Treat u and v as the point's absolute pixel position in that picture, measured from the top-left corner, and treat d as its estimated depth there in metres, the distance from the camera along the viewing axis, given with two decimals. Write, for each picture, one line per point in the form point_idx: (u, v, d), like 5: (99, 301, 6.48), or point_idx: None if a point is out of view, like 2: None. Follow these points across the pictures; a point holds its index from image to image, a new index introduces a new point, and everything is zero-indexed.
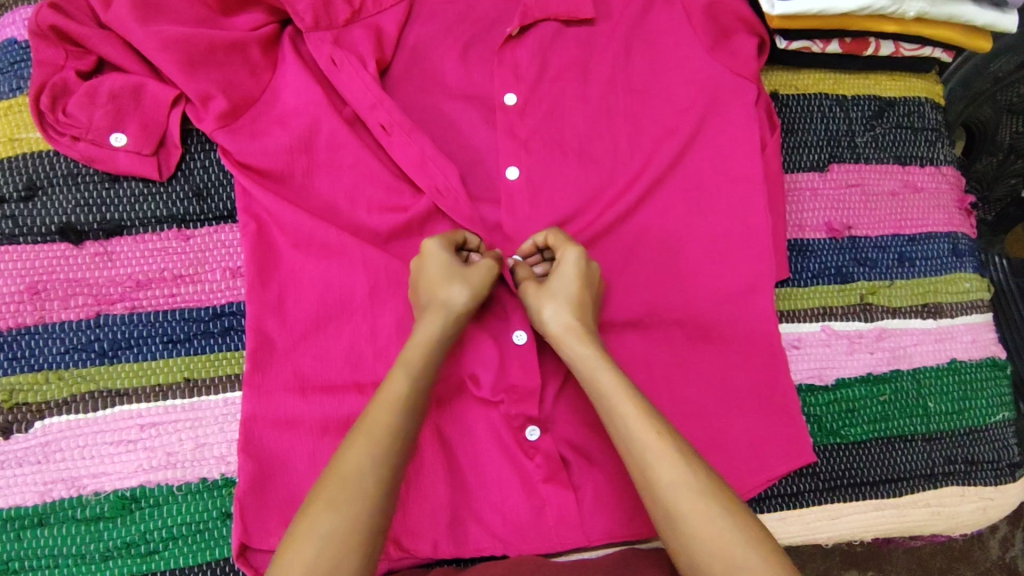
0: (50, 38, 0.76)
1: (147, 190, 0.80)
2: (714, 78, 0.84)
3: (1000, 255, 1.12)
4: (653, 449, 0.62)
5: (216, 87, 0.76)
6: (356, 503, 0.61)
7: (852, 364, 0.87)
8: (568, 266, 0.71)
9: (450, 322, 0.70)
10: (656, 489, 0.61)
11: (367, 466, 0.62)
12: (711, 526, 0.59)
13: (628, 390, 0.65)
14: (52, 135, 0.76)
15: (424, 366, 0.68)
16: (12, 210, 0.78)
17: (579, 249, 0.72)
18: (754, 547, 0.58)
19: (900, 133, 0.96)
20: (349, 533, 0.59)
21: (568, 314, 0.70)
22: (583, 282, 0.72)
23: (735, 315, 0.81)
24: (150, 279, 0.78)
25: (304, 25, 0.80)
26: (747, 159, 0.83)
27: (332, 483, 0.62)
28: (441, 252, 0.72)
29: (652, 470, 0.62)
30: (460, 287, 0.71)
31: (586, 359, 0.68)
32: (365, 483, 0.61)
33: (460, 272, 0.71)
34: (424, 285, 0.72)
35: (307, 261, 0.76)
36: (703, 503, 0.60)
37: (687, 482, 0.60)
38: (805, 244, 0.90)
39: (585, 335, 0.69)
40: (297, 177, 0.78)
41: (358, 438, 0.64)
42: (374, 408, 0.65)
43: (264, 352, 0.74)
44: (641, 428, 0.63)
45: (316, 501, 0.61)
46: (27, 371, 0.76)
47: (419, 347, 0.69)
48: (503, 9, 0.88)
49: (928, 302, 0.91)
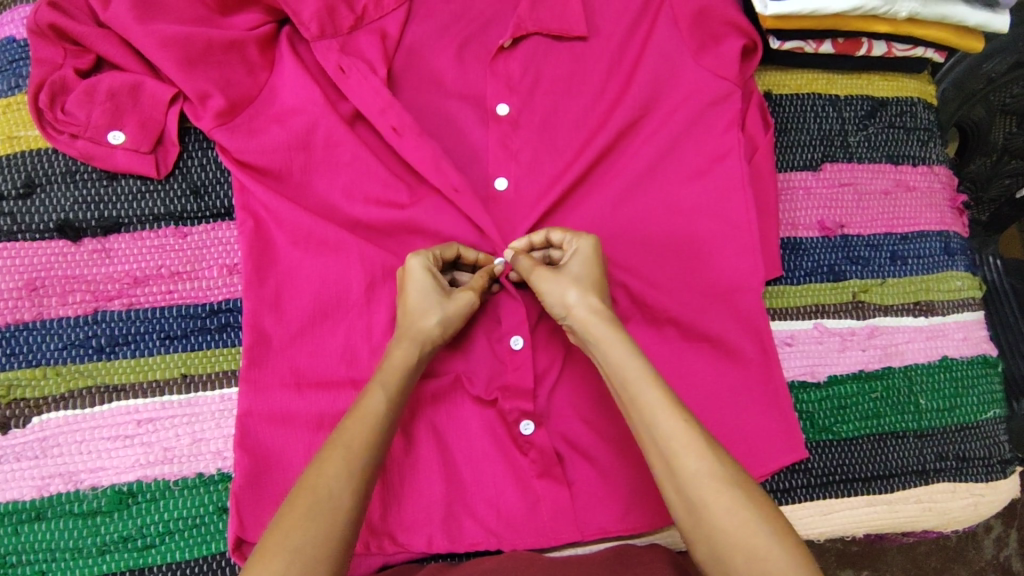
0: (49, 37, 0.77)
1: (145, 188, 0.80)
2: (703, 82, 0.86)
3: (994, 256, 1.15)
4: (679, 438, 0.62)
5: (214, 86, 0.77)
6: (332, 519, 0.59)
7: (844, 361, 0.88)
8: (586, 254, 0.74)
9: (426, 350, 0.70)
10: (680, 479, 0.61)
11: (342, 476, 0.61)
12: (733, 516, 0.59)
13: (651, 376, 0.65)
14: (51, 133, 0.76)
15: (403, 387, 0.68)
16: (10, 207, 0.78)
17: (592, 237, 0.75)
18: (775, 536, 0.58)
19: (893, 133, 0.97)
20: (322, 547, 0.57)
21: (592, 300, 0.70)
22: (598, 273, 0.73)
23: (727, 314, 0.82)
24: (148, 275, 0.78)
25: (309, 33, 0.81)
26: (736, 159, 0.84)
27: (306, 497, 0.59)
28: (423, 274, 0.72)
29: (678, 459, 0.62)
30: (436, 317, 0.71)
31: (611, 345, 0.67)
32: (341, 495, 0.60)
33: (439, 301, 0.71)
34: (403, 309, 0.72)
35: (304, 258, 0.77)
36: (726, 492, 0.60)
37: (708, 469, 0.61)
38: (798, 242, 0.91)
39: (608, 320, 0.69)
40: (294, 175, 0.79)
41: (335, 451, 0.62)
42: (351, 420, 0.64)
43: (261, 348, 0.75)
44: (668, 418, 0.63)
45: (290, 514, 0.59)
46: (25, 367, 0.76)
47: (394, 371, 0.68)
48: (499, 9, 0.89)
49: (919, 300, 0.92)
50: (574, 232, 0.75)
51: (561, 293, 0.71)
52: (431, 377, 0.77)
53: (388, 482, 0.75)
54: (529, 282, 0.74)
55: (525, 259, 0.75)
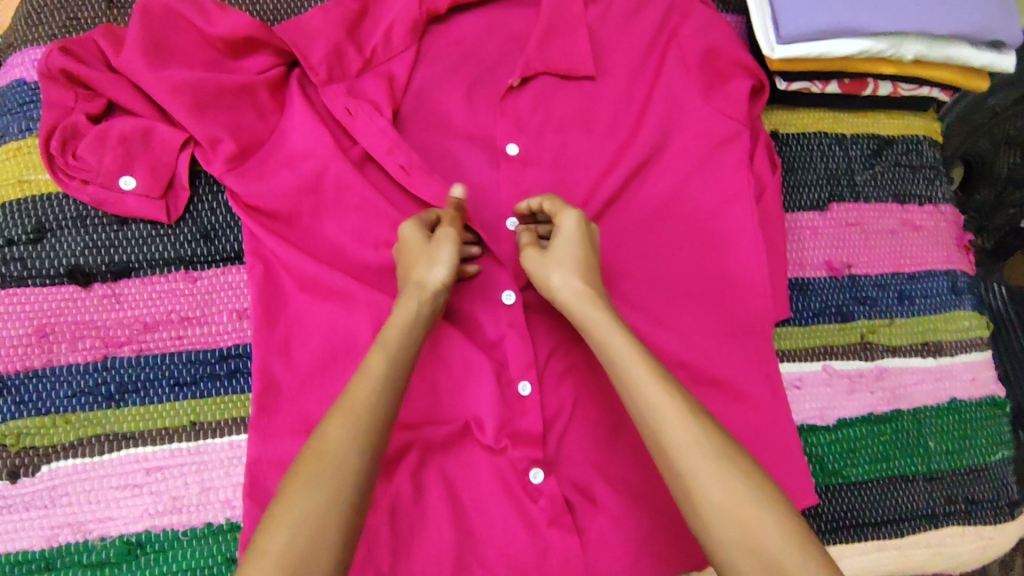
0: (60, 80, 0.77)
1: (155, 232, 0.80)
2: (710, 123, 0.87)
3: (998, 283, 1.15)
4: (665, 411, 0.63)
5: (225, 130, 0.77)
6: (335, 480, 0.59)
7: (852, 404, 0.87)
8: (569, 229, 0.75)
9: (428, 300, 0.71)
10: (666, 451, 0.62)
11: (346, 440, 0.61)
12: (721, 486, 0.59)
13: (636, 351, 0.67)
14: (62, 179, 0.76)
15: (401, 338, 0.68)
16: (19, 252, 0.78)
17: (576, 211, 0.75)
18: (765, 505, 0.59)
19: (899, 171, 0.97)
20: (322, 512, 0.58)
21: (576, 283, 0.72)
22: (583, 247, 0.74)
23: (736, 357, 0.82)
24: (157, 321, 0.78)
25: (318, 77, 0.81)
26: (743, 201, 0.85)
27: (307, 465, 0.60)
28: (416, 234, 0.74)
29: (664, 431, 0.62)
30: (432, 265, 0.72)
31: (597, 325, 0.70)
32: (344, 458, 0.60)
33: (431, 250, 0.73)
34: (403, 270, 0.74)
35: (313, 303, 0.77)
36: (713, 462, 0.60)
37: (696, 441, 0.61)
38: (806, 282, 0.91)
39: (593, 300, 0.71)
40: (304, 219, 0.79)
41: (338, 416, 0.63)
42: (354, 384, 0.65)
43: (270, 394, 0.74)
44: (653, 391, 0.64)
45: (294, 480, 0.60)
46: (34, 416, 0.75)
47: (397, 325, 0.69)
48: (507, 50, 0.89)
49: (928, 341, 0.92)
50: (559, 207, 0.76)
51: (545, 273, 0.74)
52: (441, 423, 0.78)
53: (398, 531, 0.74)
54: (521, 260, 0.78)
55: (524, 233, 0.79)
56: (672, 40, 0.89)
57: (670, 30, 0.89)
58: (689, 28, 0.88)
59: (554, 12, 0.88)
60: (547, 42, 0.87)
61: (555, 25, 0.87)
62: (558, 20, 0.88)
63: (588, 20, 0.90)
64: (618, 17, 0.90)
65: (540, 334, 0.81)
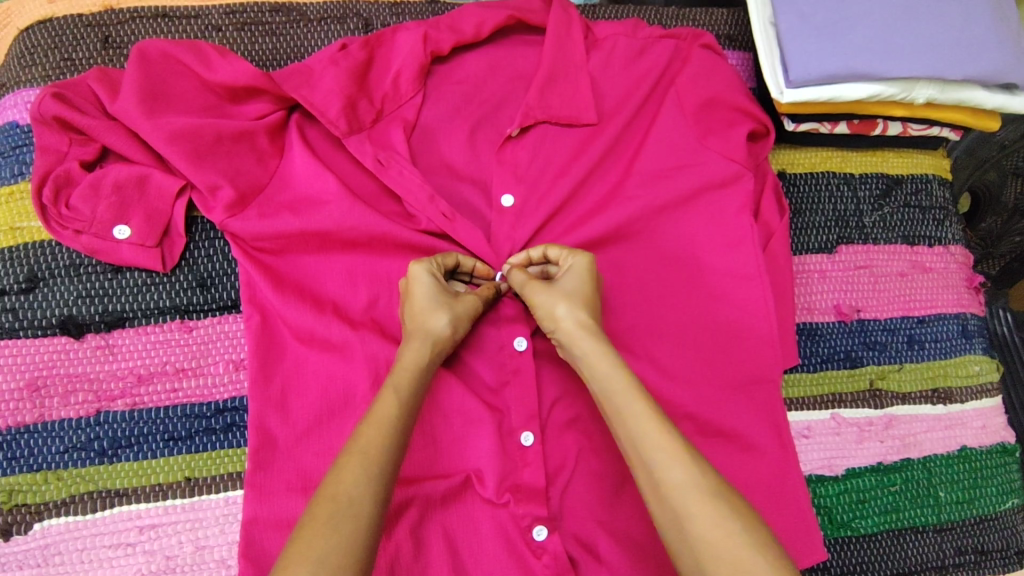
0: (53, 126, 0.75)
1: (150, 281, 0.79)
2: (719, 165, 0.85)
3: (1003, 308, 1.12)
4: (661, 450, 0.61)
5: (224, 177, 0.76)
6: (352, 526, 0.57)
7: (861, 453, 0.86)
8: (579, 272, 0.73)
9: (437, 349, 0.70)
10: (664, 492, 0.59)
11: (362, 484, 0.59)
12: (715, 528, 0.57)
13: (634, 389, 0.65)
14: (55, 229, 0.74)
15: (414, 385, 0.66)
16: (11, 303, 0.77)
17: (588, 256, 0.74)
18: (759, 550, 0.56)
19: (909, 212, 0.96)
20: (344, 554, 0.55)
21: (579, 317, 0.70)
22: (591, 291, 0.73)
23: (743, 408, 0.80)
24: (152, 373, 0.77)
25: (338, 130, 0.79)
26: (750, 247, 0.83)
27: (326, 506, 0.57)
28: (427, 277, 0.72)
29: (661, 470, 0.60)
30: (443, 316, 0.70)
31: (596, 361, 0.67)
32: (360, 501, 0.58)
33: (443, 301, 0.71)
34: (409, 312, 0.72)
35: (311, 355, 0.75)
36: (712, 506, 0.58)
37: (692, 481, 0.59)
38: (814, 327, 0.89)
39: (593, 335, 0.69)
40: (302, 267, 0.78)
41: (353, 457, 0.60)
42: (367, 426, 0.62)
43: (266, 450, 0.73)
44: (649, 431, 0.62)
45: (311, 522, 0.57)
46: (26, 472, 0.74)
47: (406, 372, 0.67)
48: (510, 90, 0.88)
49: (938, 387, 0.90)
50: (571, 250, 0.75)
51: (551, 306, 0.71)
52: (442, 477, 0.76)
53: None
54: (522, 293, 0.74)
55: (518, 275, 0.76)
56: (676, 82, 0.87)
57: (672, 73, 0.88)
58: (691, 71, 0.87)
59: (555, 56, 0.86)
60: (549, 85, 0.85)
61: (556, 69, 0.86)
62: (561, 62, 0.86)
63: (592, 61, 0.88)
64: (621, 60, 0.88)
65: (544, 385, 0.79)
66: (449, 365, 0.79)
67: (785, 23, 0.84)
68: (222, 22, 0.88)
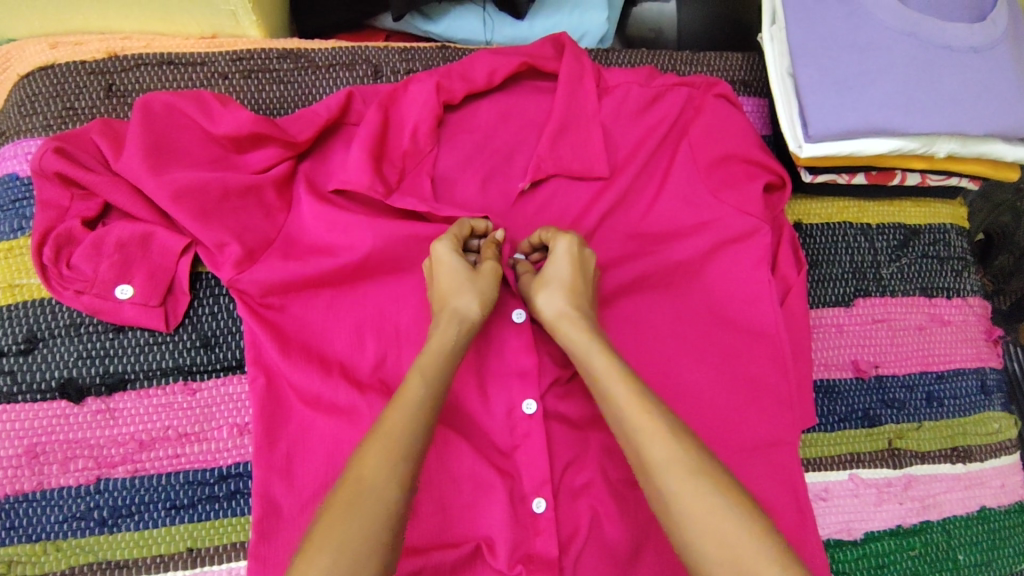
0: (54, 180, 0.73)
1: (152, 341, 0.76)
2: (736, 219, 0.83)
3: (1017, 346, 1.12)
4: (641, 426, 0.61)
5: (231, 234, 0.74)
6: (373, 514, 0.56)
7: (880, 516, 0.84)
8: (560, 255, 0.72)
9: (465, 331, 0.69)
10: (647, 469, 0.60)
11: (384, 470, 0.58)
12: (700, 503, 0.57)
13: (617, 369, 0.65)
14: (57, 289, 0.72)
15: (442, 369, 0.65)
16: (10, 364, 0.75)
17: (569, 237, 0.73)
18: (744, 524, 0.56)
19: (926, 263, 0.94)
20: (364, 543, 0.55)
21: (561, 305, 0.71)
22: (574, 274, 0.71)
23: (761, 473, 0.78)
24: (154, 438, 0.75)
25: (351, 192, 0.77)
26: (767, 303, 0.81)
27: (348, 494, 0.57)
28: (449, 255, 0.72)
29: (641, 448, 0.60)
30: (469, 296, 0.70)
31: (579, 345, 0.68)
32: (382, 488, 0.57)
33: (465, 280, 0.70)
34: (437, 295, 0.71)
35: (317, 420, 0.73)
36: (690, 480, 0.58)
37: (671, 456, 0.59)
38: (832, 384, 0.87)
39: (577, 323, 0.69)
40: (307, 324, 0.76)
41: (375, 443, 0.60)
42: (390, 411, 0.62)
43: (271, 520, 0.71)
44: (629, 408, 0.62)
45: (333, 508, 0.57)
46: (25, 542, 0.72)
47: (435, 357, 0.66)
48: (521, 140, 0.86)
49: (957, 446, 0.89)
50: (554, 234, 0.74)
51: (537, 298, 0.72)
52: (451, 545, 0.74)
53: None
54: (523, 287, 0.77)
55: (524, 266, 0.79)
56: (689, 131, 0.86)
57: (686, 122, 0.87)
58: (705, 121, 0.85)
59: (567, 105, 0.84)
60: (561, 135, 0.83)
61: (568, 120, 0.84)
62: (573, 112, 0.84)
63: (603, 111, 0.86)
64: (633, 109, 0.87)
65: (558, 448, 0.77)
66: (459, 428, 0.77)
67: (804, 76, 0.82)
68: (229, 70, 0.86)
